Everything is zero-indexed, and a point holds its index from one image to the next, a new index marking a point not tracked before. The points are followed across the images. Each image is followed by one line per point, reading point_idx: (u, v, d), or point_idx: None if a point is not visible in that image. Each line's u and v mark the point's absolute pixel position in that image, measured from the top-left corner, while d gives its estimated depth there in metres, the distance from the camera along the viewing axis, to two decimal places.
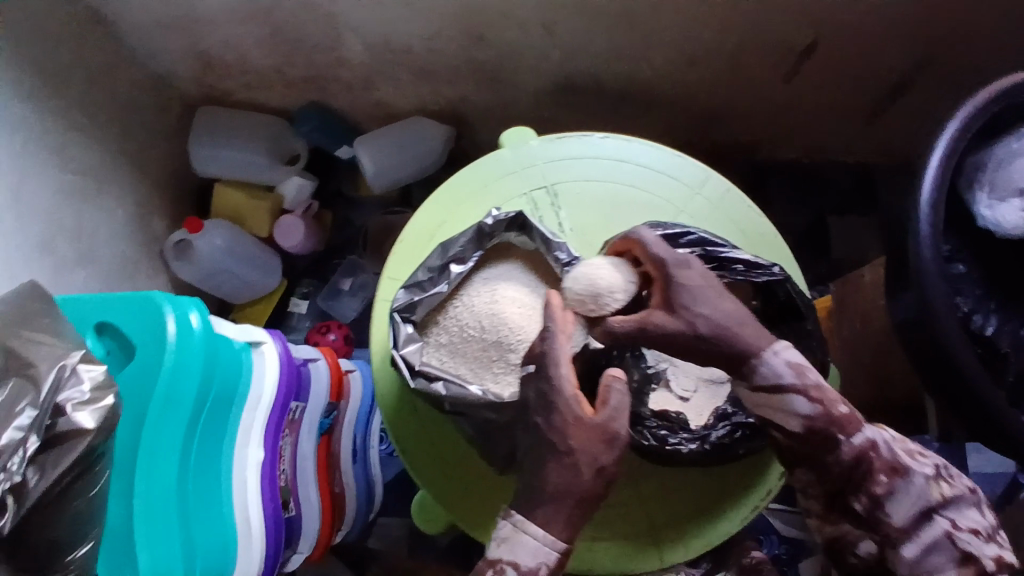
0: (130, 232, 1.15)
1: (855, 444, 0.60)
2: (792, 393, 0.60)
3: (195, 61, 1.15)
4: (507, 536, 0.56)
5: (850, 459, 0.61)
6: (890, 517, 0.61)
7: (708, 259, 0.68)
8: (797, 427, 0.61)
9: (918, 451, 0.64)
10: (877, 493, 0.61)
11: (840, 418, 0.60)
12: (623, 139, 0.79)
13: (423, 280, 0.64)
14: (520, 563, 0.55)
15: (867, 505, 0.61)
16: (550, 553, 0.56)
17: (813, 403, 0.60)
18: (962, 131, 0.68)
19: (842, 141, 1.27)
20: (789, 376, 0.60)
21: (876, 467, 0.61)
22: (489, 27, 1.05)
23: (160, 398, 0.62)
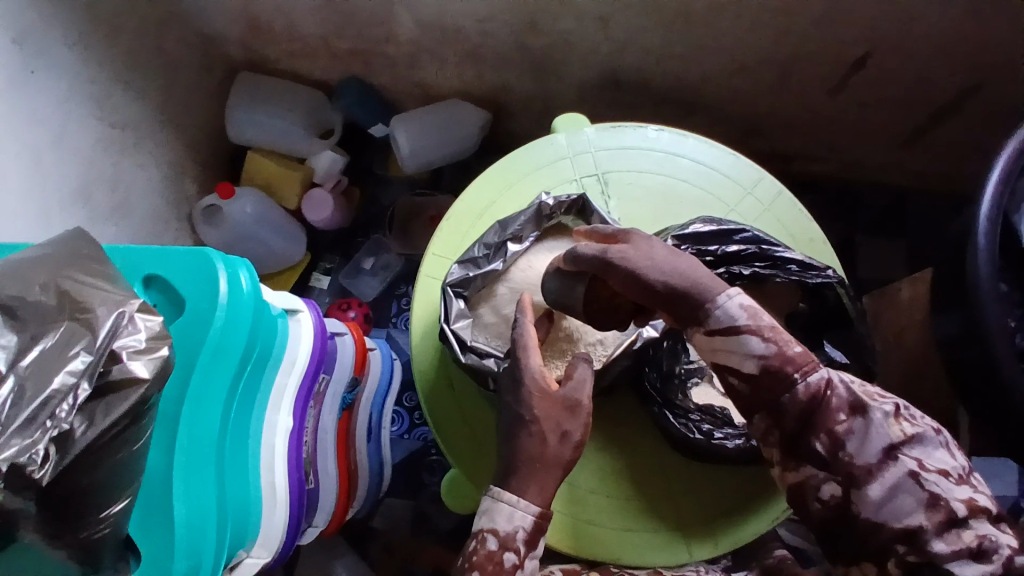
0: (162, 190, 1.14)
1: (809, 383, 0.57)
2: (746, 333, 0.58)
3: (243, 25, 1.15)
4: (486, 507, 0.57)
5: (805, 398, 0.57)
6: (852, 456, 0.55)
7: (762, 257, 0.67)
8: (752, 369, 0.58)
9: (885, 394, 0.58)
10: (837, 430, 0.56)
11: (801, 362, 0.57)
12: (680, 134, 0.79)
13: (479, 257, 0.65)
14: (498, 529, 0.56)
15: (828, 444, 0.56)
16: (525, 515, 0.56)
17: (767, 343, 0.58)
18: (1021, 152, 0.68)
19: (879, 159, 1.27)
20: (743, 318, 0.58)
21: (833, 405, 0.56)
22: (543, 15, 1.04)
23: (208, 354, 0.60)
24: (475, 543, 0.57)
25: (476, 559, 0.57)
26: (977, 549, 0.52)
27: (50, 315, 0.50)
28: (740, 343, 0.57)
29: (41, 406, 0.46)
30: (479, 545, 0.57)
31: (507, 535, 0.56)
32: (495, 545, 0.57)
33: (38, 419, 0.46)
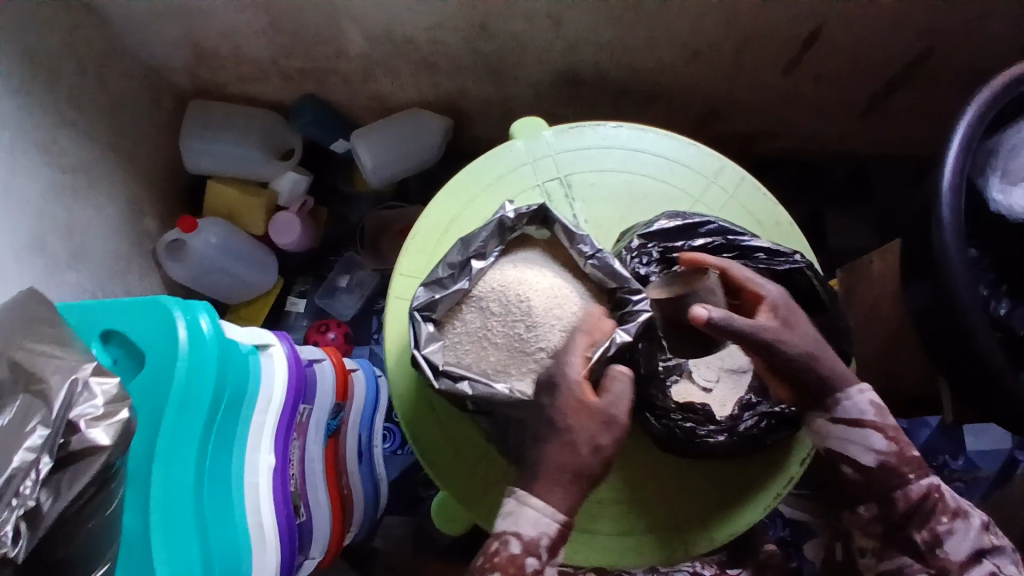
0: (121, 230, 1.11)
1: (922, 485, 0.65)
2: (873, 430, 0.64)
3: (188, 53, 1.12)
4: (512, 507, 0.54)
5: (916, 497, 0.64)
6: (948, 553, 0.64)
7: (729, 249, 0.67)
8: (870, 461, 0.65)
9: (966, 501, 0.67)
10: (938, 529, 0.64)
11: (917, 465, 0.65)
12: (639, 129, 0.78)
13: (444, 277, 0.60)
14: (521, 535, 0.53)
15: (928, 539, 0.64)
16: (551, 523, 0.53)
17: (888, 442, 0.65)
18: (978, 118, 0.67)
19: (840, 130, 1.28)
20: (870, 413, 0.64)
21: (938, 507, 0.64)
22: (493, 18, 1.03)
23: (175, 407, 0.59)
24: (497, 544, 0.54)
25: (497, 561, 0.54)
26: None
27: (5, 390, 0.50)
28: (864, 438, 0.64)
29: (5, 483, 0.45)
30: (500, 547, 0.54)
31: (531, 541, 0.53)
32: (517, 549, 0.53)
33: (4, 497, 0.45)
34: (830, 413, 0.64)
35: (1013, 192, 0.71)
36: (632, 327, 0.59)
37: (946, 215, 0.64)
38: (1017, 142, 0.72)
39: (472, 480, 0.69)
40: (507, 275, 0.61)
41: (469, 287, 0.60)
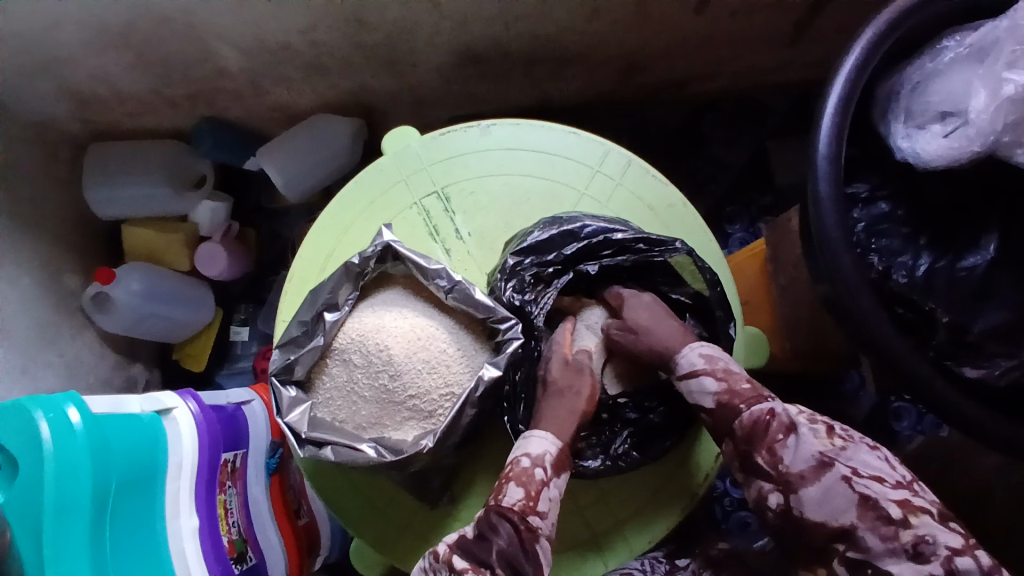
0: (41, 294, 1.08)
1: (755, 411, 0.61)
2: (704, 376, 0.64)
3: (69, 101, 1.06)
4: (521, 438, 0.63)
5: (748, 424, 0.61)
6: (789, 467, 0.59)
7: (609, 244, 0.66)
8: (711, 405, 0.63)
9: (817, 417, 0.62)
10: (775, 446, 0.60)
11: (749, 396, 0.62)
12: (513, 124, 0.73)
13: (298, 336, 0.57)
14: (532, 448, 0.61)
15: (769, 459, 0.60)
16: (552, 444, 0.61)
17: (720, 381, 0.63)
18: (860, 66, 0.60)
19: (772, 62, 1.20)
20: (699, 362, 0.64)
21: (772, 427, 0.60)
22: (368, 10, 0.95)
23: (53, 509, 0.59)
24: (509, 467, 0.61)
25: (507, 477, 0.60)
26: (913, 549, 0.55)
27: None
28: (695, 385, 0.64)
29: None
30: (511, 469, 0.60)
31: (537, 456, 0.60)
32: (525, 464, 0.60)
33: None
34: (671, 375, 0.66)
35: (919, 136, 0.63)
36: (502, 359, 0.56)
37: (822, 191, 0.58)
38: (919, 79, 0.64)
39: (387, 525, 0.68)
40: (366, 322, 0.58)
41: (324, 343, 0.57)
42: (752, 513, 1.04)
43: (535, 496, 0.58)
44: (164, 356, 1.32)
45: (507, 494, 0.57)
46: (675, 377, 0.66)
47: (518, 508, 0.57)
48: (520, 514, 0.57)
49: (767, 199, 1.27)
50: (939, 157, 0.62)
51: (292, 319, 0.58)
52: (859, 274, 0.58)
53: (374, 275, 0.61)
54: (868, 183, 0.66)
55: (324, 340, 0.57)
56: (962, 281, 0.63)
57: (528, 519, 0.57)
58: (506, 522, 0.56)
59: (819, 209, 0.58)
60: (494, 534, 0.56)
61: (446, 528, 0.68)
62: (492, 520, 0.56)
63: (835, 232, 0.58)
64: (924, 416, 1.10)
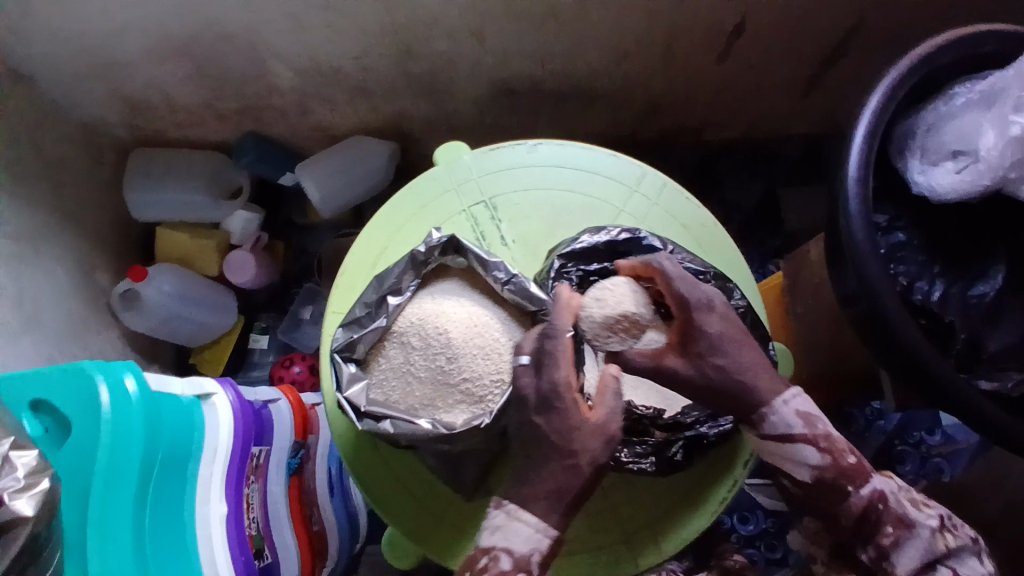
0: (72, 286, 1.10)
1: (863, 494, 0.65)
2: (803, 442, 0.65)
3: (122, 105, 1.11)
4: (505, 520, 0.57)
5: (859, 509, 0.65)
6: (896, 565, 0.64)
7: (642, 269, 0.68)
8: (808, 477, 0.66)
9: (927, 506, 0.66)
10: (884, 543, 0.65)
11: (852, 470, 0.65)
12: (558, 144, 0.78)
13: (362, 316, 0.62)
14: (517, 548, 0.56)
15: (875, 554, 0.65)
16: (545, 540, 0.57)
17: (823, 453, 0.65)
18: (885, 103, 0.66)
19: (783, 114, 1.29)
20: (800, 426, 0.65)
21: (884, 518, 0.64)
22: (419, 39, 1.02)
23: (104, 471, 0.60)
24: (484, 559, 0.57)
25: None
26: None
27: None
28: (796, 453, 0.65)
29: None
30: (490, 562, 0.56)
31: (520, 558, 0.56)
32: (507, 565, 0.56)
33: None
34: (762, 431, 0.65)
35: (934, 171, 0.70)
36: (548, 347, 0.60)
37: (853, 210, 0.63)
38: (933, 120, 0.71)
39: (422, 517, 0.70)
40: (426, 308, 0.63)
41: (386, 324, 0.62)
42: (760, 551, 1.05)
43: None
44: (181, 363, 1.33)
45: None
46: (765, 432, 0.66)
47: None
48: None
49: (777, 242, 1.34)
50: (952, 191, 0.69)
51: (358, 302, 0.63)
52: (885, 293, 0.62)
53: (434, 266, 0.66)
54: (887, 214, 0.72)
55: (387, 321, 0.61)
56: (973, 307, 0.68)
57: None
58: None
59: (852, 227, 0.63)
60: None
61: (482, 520, 0.69)
62: None
63: (867, 250, 0.62)
64: (927, 459, 1.06)
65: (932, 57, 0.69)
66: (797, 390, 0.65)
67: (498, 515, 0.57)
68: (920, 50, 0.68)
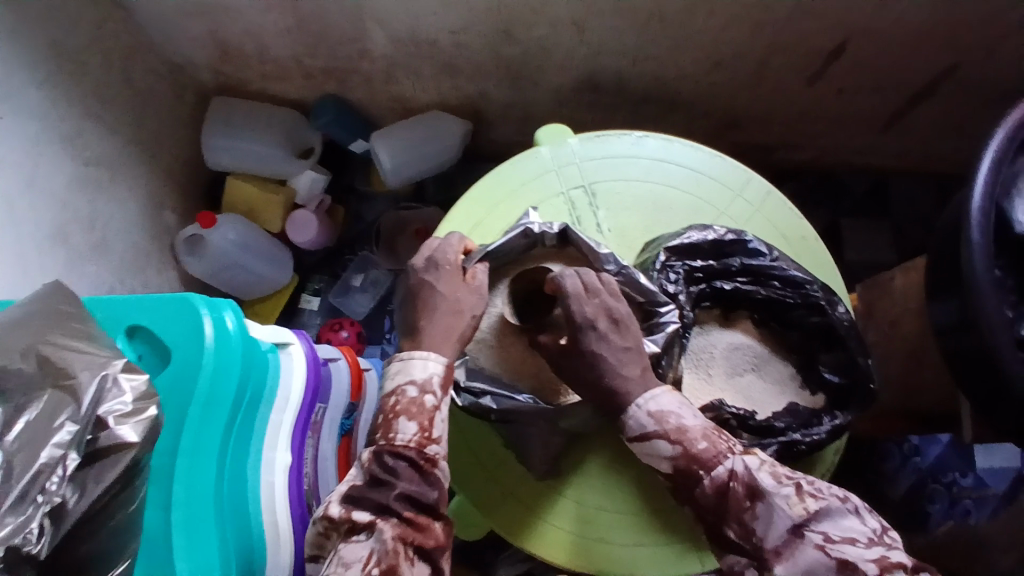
0: (141, 221, 1.11)
1: (715, 477, 0.57)
2: (656, 439, 0.60)
3: (213, 50, 1.12)
4: (401, 361, 0.63)
5: (714, 492, 0.57)
6: (762, 539, 0.55)
7: (745, 272, 0.69)
8: (668, 469, 0.60)
9: (784, 470, 0.59)
10: (745, 520, 0.56)
11: (706, 459, 0.58)
12: (664, 139, 0.78)
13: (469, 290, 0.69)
14: (416, 374, 0.61)
15: (739, 533, 0.56)
16: (439, 366, 0.63)
17: (675, 445, 0.59)
18: (1008, 140, 0.64)
19: (857, 143, 1.29)
20: (651, 424, 0.60)
21: (737, 494, 0.56)
22: (518, 23, 1.03)
23: (201, 401, 0.60)
24: (393, 399, 0.61)
25: (398, 408, 0.61)
26: None
27: (32, 384, 0.50)
28: (648, 449, 0.60)
29: (31, 481, 0.46)
30: (396, 400, 0.61)
31: (423, 382, 0.61)
32: (412, 394, 0.61)
33: (30, 494, 0.45)
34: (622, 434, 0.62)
35: None
36: (660, 339, 0.65)
37: (975, 239, 0.60)
38: None
39: (490, 487, 0.71)
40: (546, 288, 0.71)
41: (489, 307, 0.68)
42: None
43: (427, 426, 0.60)
44: None
45: (399, 434, 0.59)
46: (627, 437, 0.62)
47: (414, 443, 0.59)
48: (418, 448, 0.59)
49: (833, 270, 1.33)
50: None
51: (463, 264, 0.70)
52: (1000, 317, 0.61)
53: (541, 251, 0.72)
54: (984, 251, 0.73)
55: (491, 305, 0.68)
56: None
57: (425, 449, 0.59)
58: (401, 459, 0.58)
59: (972, 257, 0.60)
60: (393, 475, 0.57)
61: (551, 498, 0.70)
62: (385, 459, 0.57)
63: (985, 282, 0.60)
64: (957, 502, 1.08)
65: None
66: (654, 389, 0.62)
67: (394, 361, 0.63)
68: None
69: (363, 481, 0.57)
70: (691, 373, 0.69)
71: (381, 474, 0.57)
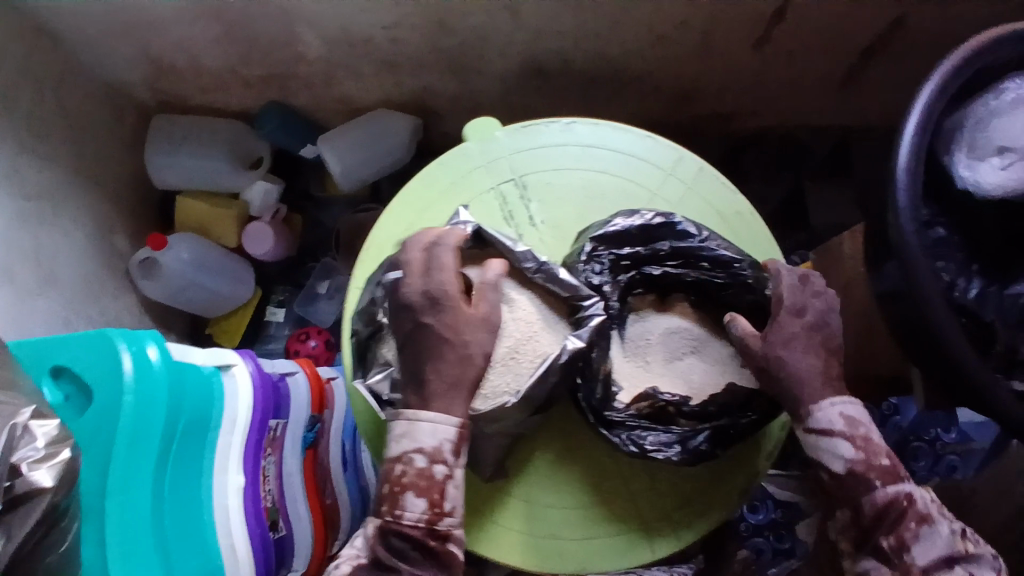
0: (91, 249, 1.10)
1: (888, 491, 0.60)
2: (840, 438, 0.62)
3: (147, 67, 1.10)
4: (408, 423, 0.60)
5: (882, 503, 0.60)
6: (914, 560, 0.59)
7: (675, 255, 0.69)
8: (840, 469, 0.62)
9: (945, 509, 0.63)
10: (905, 535, 0.60)
11: (885, 472, 0.61)
12: (592, 124, 0.76)
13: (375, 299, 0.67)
14: (427, 444, 0.59)
15: (894, 544, 0.60)
16: (450, 429, 0.59)
17: (857, 451, 0.61)
18: (936, 95, 0.62)
19: (817, 103, 1.26)
20: (843, 425, 0.62)
21: (906, 514, 0.60)
22: (451, 13, 1.00)
23: (126, 437, 0.61)
24: (399, 468, 0.59)
25: (405, 480, 0.58)
26: None
27: None
28: (830, 446, 0.62)
29: None
30: (404, 471, 0.59)
31: (433, 451, 0.59)
32: (421, 465, 0.58)
33: None
34: (802, 424, 0.63)
35: (980, 167, 0.70)
36: (586, 332, 0.63)
37: (902, 202, 0.59)
38: (984, 114, 0.70)
39: None
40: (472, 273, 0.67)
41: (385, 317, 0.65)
42: (768, 541, 1.06)
43: (437, 501, 0.59)
44: (195, 331, 1.33)
45: (407, 514, 0.58)
46: (804, 427, 0.63)
47: (421, 527, 0.58)
48: (424, 531, 0.58)
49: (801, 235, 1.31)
50: (998, 187, 0.69)
51: (372, 283, 0.68)
52: (934, 282, 0.59)
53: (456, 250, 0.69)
54: (928, 210, 0.72)
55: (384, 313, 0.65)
56: (1011, 307, 0.71)
57: (436, 526, 0.59)
58: (406, 538, 0.58)
59: (900, 222, 0.59)
60: (400, 557, 0.58)
61: (500, 501, 0.69)
62: (391, 542, 0.58)
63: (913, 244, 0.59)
64: (941, 458, 1.06)
65: (978, 52, 0.66)
66: (848, 397, 0.63)
67: (400, 422, 0.60)
68: (965, 48, 0.65)
69: (369, 561, 0.58)
70: (630, 362, 0.70)
71: (386, 553, 0.58)
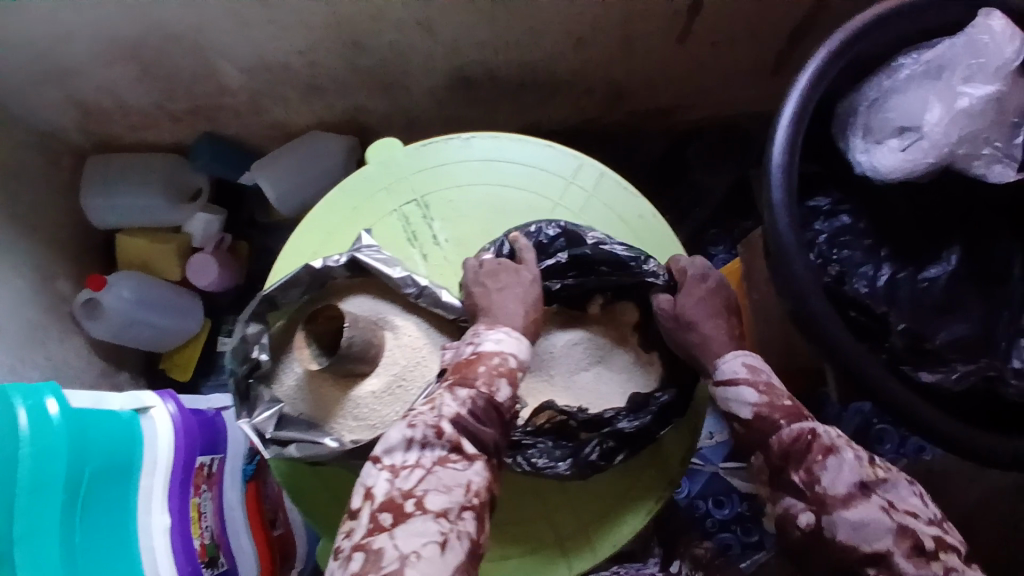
0: (32, 295, 1.10)
1: (793, 428, 0.66)
2: (743, 384, 0.70)
3: (72, 111, 1.09)
4: (507, 334, 0.68)
5: (790, 438, 0.66)
6: (827, 489, 0.63)
7: (573, 263, 0.75)
8: (749, 415, 0.69)
9: (858, 445, 0.67)
10: (815, 467, 0.64)
11: (789, 411, 0.68)
12: (489, 138, 0.79)
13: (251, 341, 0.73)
14: (523, 353, 0.68)
15: (805, 478, 0.64)
16: (529, 346, 0.70)
17: (760, 396, 0.69)
18: (814, 81, 0.64)
19: (753, 91, 1.25)
20: (745, 373, 0.70)
21: (812, 446, 0.65)
22: (364, 34, 0.99)
23: (27, 489, 0.62)
24: (498, 359, 0.66)
25: (497, 371, 0.66)
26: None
27: None
28: (735, 393, 0.69)
29: None
30: (500, 363, 0.66)
31: (525, 359, 0.68)
32: (514, 364, 0.67)
33: None
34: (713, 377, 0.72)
35: (876, 150, 0.68)
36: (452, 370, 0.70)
37: (777, 199, 0.62)
38: (877, 95, 0.69)
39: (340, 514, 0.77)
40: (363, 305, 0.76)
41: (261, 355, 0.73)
42: (734, 536, 1.03)
43: (518, 393, 0.67)
44: (151, 368, 1.33)
45: (503, 395, 0.64)
46: (715, 382, 0.72)
47: (508, 408, 0.65)
48: (509, 414, 0.66)
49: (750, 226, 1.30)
50: (894, 170, 0.67)
51: (243, 322, 0.72)
52: (812, 278, 0.62)
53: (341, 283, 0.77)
54: (829, 198, 0.72)
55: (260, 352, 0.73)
56: (925, 293, 0.68)
57: (510, 416, 0.66)
58: (497, 414, 0.64)
59: (773, 216, 0.63)
60: (488, 436, 0.63)
61: None
62: (487, 411, 0.63)
63: (787, 237, 0.62)
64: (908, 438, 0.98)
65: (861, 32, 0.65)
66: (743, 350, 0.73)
67: (508, 332, 0.68)
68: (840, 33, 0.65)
69: (422, 442, 0.61)
70: (534, 379, 0.78)
71: (479, 426, 0.63)
